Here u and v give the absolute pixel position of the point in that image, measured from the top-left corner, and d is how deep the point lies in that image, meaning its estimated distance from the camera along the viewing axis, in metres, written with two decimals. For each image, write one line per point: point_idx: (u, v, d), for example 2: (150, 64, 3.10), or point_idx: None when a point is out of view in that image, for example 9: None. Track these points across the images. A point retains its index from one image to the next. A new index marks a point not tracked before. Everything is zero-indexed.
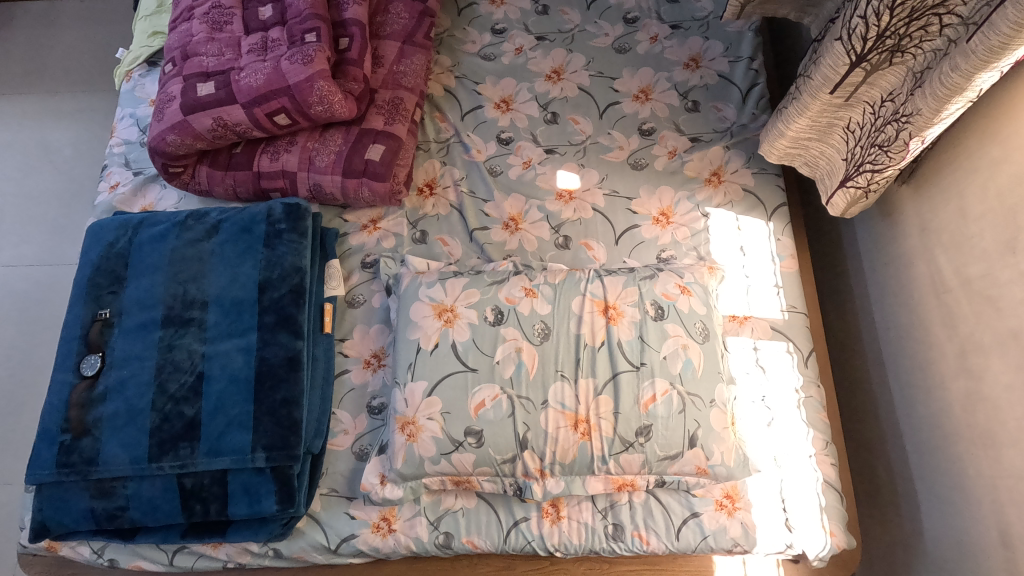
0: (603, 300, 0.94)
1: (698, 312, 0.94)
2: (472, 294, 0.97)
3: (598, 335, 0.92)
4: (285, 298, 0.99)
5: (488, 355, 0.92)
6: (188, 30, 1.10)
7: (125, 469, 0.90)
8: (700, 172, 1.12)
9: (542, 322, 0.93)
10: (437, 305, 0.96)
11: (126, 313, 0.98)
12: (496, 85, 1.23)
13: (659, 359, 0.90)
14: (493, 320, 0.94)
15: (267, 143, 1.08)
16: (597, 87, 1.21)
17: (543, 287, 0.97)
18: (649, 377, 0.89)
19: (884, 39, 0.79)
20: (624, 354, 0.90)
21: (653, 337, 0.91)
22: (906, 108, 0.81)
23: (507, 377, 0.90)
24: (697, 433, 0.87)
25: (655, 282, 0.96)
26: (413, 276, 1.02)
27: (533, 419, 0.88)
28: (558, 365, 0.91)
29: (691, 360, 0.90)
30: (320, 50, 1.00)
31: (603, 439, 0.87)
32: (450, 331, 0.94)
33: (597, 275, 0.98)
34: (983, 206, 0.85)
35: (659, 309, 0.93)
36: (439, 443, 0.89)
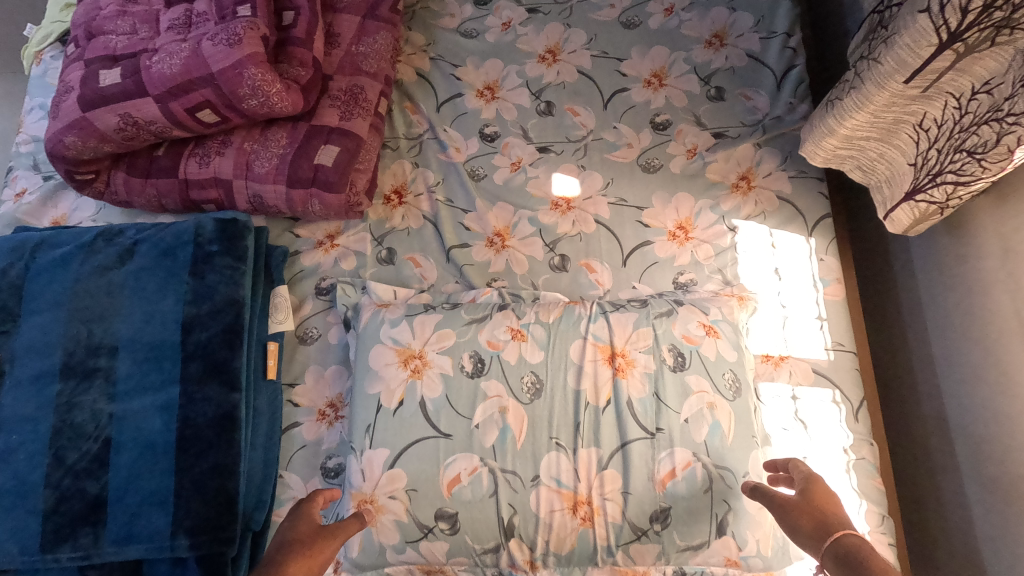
0: (610, 346, 0.76)
1: (727, 360, 0.76)
2: (446, 336, 0.78)
3: (603, 391, 0.74)
4: (216, 340, 0.81)
5: (465, 417, 0.74)
6: (95, 2, 0.89)
7: (10, 563, 0.71)
8: (725, 175, 0.92)
9: (533, 373, 0.75)
10: (403, 350, 0.78)
11: (18, 358, 0.79)
12: (479, 68, 1.02)
13: (679, 423, 0.72)
14: (472, 372, 0.76)
15: (196, 143, 0.88)
16: (600, 70, 1.00)
17: (533, 328, 0.78)
18: (665, 446, 0.71)
19: (990, 12, 0.58)
20: (635, 417, 0.72)
21: (672, 394, 0.73)
22: (1011, 104, 0.61)
23: (489, 446, 0.73)
24: (726, 517, 0.70)
25: (673, 321, 0.78)
26: (374, 310, 0.83)
27: (521, 498, 0.71)
28: (552, 429, 0.73)
29: (718, 423, 0.72)
30: (252, 26, 0.79)
31: (608, 525, 0.70)
32: (418, 384, 0.76)
33: (599, 312, 0.79)
34: None
35: (680, 358, 0.75)
36: (404, 530, 0.72)
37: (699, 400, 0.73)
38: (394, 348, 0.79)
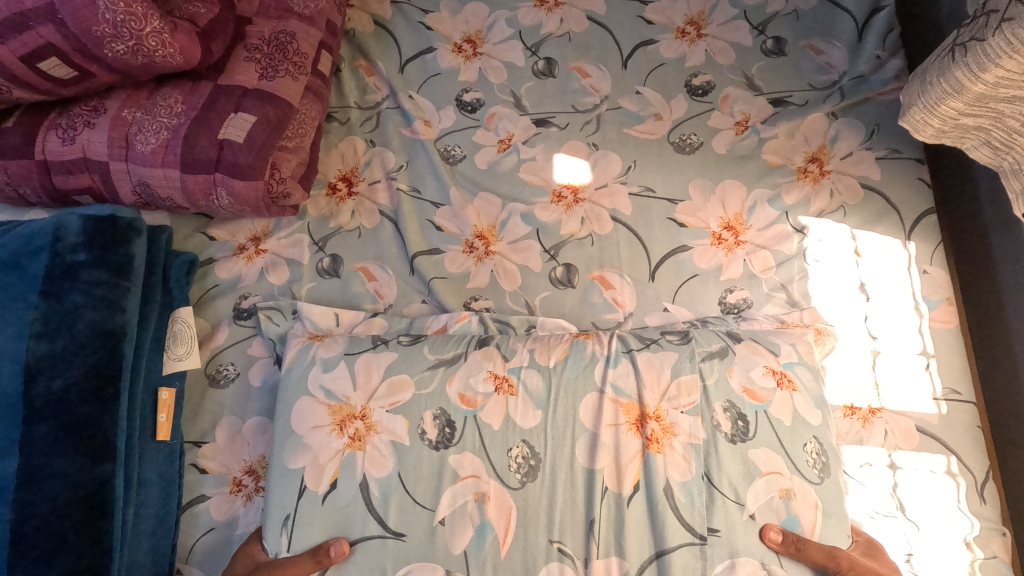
0: (637, 404, 0.53)
1: (809, 425, 0.53)
2: (400, 387, 0.54)
3: (630, 473, 0.51)
4: (75, 390, 0.56)
5: (426, 509, 0.51)
6: None
7: None
8: (788, 157, 0.68)
9: (524, 444, 0.52)
10: (338, 407, 0.54)
11: None
12: (457, 16, 0.77)
13: (741, 520, 0.50)
14: (434, 444, 0.52)
15: (58, 111, 0.63)
16: (618, 17, 0.75)
17: (527, 377, 0.54)
18: (721, 557, 0.50)
19: None
20: (677, 513, 0.50)
21: (729, 479, 0.51)
22: None
23: (460, 555, 0.50)
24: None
25: (728, 367, 0.54)
26: (304, 345, 0.58)
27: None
28: (553, 529, 0.51)
29: (796, 519, 0.51)
30: None
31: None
32: (359, 460, 0.52)
33: (621, 351, 0.56)
34: None
35: (742, 424, 0.52)
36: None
37: (768, 486, 0.51)
38: (327, 403, 0.54)
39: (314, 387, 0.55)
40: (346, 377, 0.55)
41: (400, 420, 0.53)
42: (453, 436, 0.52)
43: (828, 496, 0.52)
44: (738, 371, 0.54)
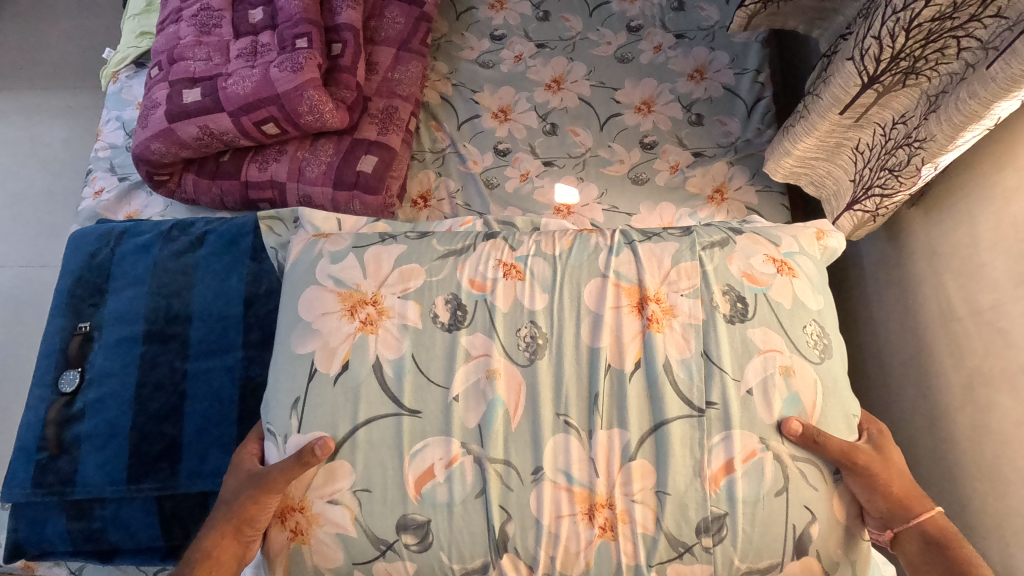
0: (638, 288, 0.75)
1: (810, 311, 0.76)
2: (410, 276, 0.77)
3: (629, 351, 0.72)
4: (272, 315, 0.96)
5: (439, 387, 0.71)
6: (175, 33, 1.06)
7: (102, 491, 0.87)
8: (702, 189, 1.09)
9: (533, 325, 0.73)
10: (348, 297, 0.76)
11: (106, 327, 0.95)
12: (494, 94, 1.19)
13: (738, 394, 0.70)
14: (446, 324, 0.74)
15: (256, 152, 1.04)
16: (598, 97, 1.17)
17: (533, 264, 0.77)
18: (717, 431, 0.69)
19: (898, 61, 0.75)
20: (676, 386, 0.70)
21: (731, 352, 0.72)
22: (919, 132, 0.77)
23: (474, 428, 0.70)
24: (807, 523, 0.68)
25: (730, 256, 0.77)
26: (315, 246, 0.82)
27: (519, 495, 0.69)
28: (560, 405, 0.71)
29: (797, 394, 0.71)
30: (311, 56, 0.97)
31: (633, 533, 0.68)
32: (371, 339, 0.74)
33: (623, 245, 0.78)
34: (997, 233, 0.82)
35: (741, 304, 0.74)
36: (355, 544, 0.69)
37: (767, 361, 0.71)
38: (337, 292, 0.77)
39: (325, 276, 0.78)
40: (355, 267, 0.78)
41: (408, 304, 0.75)
42: (463, 318, 0.74)
43: (827, 371, 0.73)
44: (738, 258, 0.77)
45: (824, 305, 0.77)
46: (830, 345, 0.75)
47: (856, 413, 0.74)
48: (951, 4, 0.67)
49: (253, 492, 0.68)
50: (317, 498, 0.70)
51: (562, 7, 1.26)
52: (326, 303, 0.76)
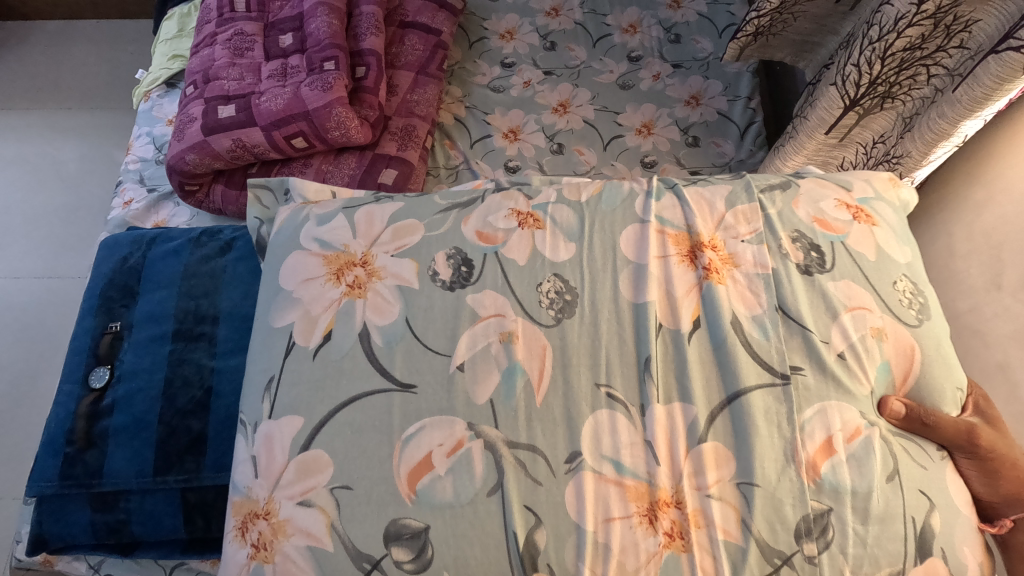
0: (686, 236, 0.74)
1: (899, 264, 0.73)
2: (408, 233, 0.76)
3: (685, 307, 0.69)
4: None
5: (443, 356, 0.68)
6: (209, 55, 1.14)
7: (128, 483, 0.89)
8: None
9: (557, 282, 0.71)
10: (334, 260, 0.74)
11: (137, 326, 1.00)
12: (505, 116, 1.27)
13: (830, 357, 0.66)
14: (447, 282, 0.72)
15: (282, 165, 1.11)
16: (602, 120, 1.25)
17: (555, 212, 0.76)
18: (809, 404, 0.65)
19: (876, 86, 0.83)
20: (751, 346, 0.67)
21: (812, 307, 0.69)
22: (897, 150, 0.85)
23: (485, 406, 0.65)
24: (926, 513, 0.62)
25: (797, 202, 0.76)
26: (297, 213, 0.80)
27: (550, 491, 0.62)
28: (601, 376, 0.66)
29: (890, 359, 0.68)
30: (339, 77, 1.06)
31: (710, 541, 0.61)
32: (360, 303, 0.71)
33: (664, 192, 0.77)
34: (970, 243, 0.89)
35: (817, 253, 0.72)
36: (330, 560, 0.62)
37: (857, 319, 0.68)
38: (324, 255, 0.75)
39: (310, 240, 0.76)
40: (344, 228, 0.76)
41: (404, 262, 0.73)
42: (469, 275, 0.72)
43: (925, 334, 0.69)
44: (805, 203, 0.76)
45: (911, 256, 0.74)
46: (926, 304, 0.71)
47: (962, 383, 0.69)
48: (920, 36, 0.76)
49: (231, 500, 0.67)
50: (284, 500, 0.64)
51: (568, 38, 1.36)
52: (311, 268, 0.74)
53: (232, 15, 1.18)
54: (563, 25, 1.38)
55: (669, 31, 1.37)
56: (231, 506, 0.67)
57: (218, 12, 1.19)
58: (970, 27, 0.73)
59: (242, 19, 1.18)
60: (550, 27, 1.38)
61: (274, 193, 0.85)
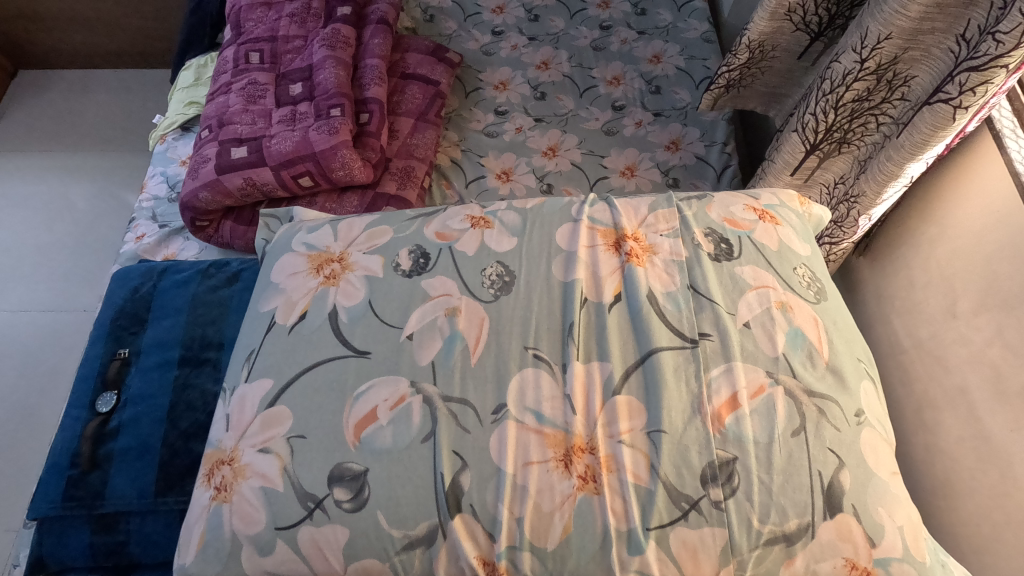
0: (613, 231, 0.82)
1: (799, 256, 0.83)
2: (378, 237, 0.83)
3: (608, 285, 0.77)
4: None
5: (394, 327, 0.75)
6: (225, 102, 1.23)
7: (129, 505, 0.90)
8: None
9: (498, 267, 0.78)
10: (316, 258, 0.82)
11: (144, 352, 1.04)
12: (498, 159, 1.35)
13: (737, 329, 0.74)
14: (407, 271, 0.79)
15: (288, 202, 1.19)
16: (588, 163, 1.34)
17: (503, 216, 0.85)
18: (717, 364, 0.71)
19: (832, 132, 0.92)
20: (665, 318, 0.74)
21: (723, 288, 0.77)
22: (854, 190, 0.93)
23: (426, 366, 0.72)
24: (832, 467, 0.67)
25: (710, 206, 0.86)
26: (291, 225, 0.88)
27: (477, 438, 0.68)
28: (528, 340, 0.73)
29: (799, 328, 0.75)
30: (344, 122, 1.15)
31: (621, 484, 0.66)
32: (333, 290, 0.78)
33: (597, 200, 0.86)
34: (927, 275, 0.96)
35: (726, 245, 0.81)
36: (279, 500, 0.66)
37: (762, 296, 0.76)
38: (308, 254, 0.82)
39: (298, 244, 0.84)
40: (327, 234, 0.84)
41: (373, 257, 0.81)
42: (426, 264, 0.80)
43: (824, 311, 0.78)
44: (718, 207, 0.85)
45: (811, 253, 0.84)
46: (823, 288, 0.81)
47: (865, 358, 0.77)
48: (865, 90, 0.86)
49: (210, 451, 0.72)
50: (247, 447, 0.70)
51: (557, 89, 1.47)
52: (296, 264, 0.82)
53: (247, 66, 1.28)
54: (552, 77, 1.49)
55: (650, 83, 1.48)
56: (203, 458, 0.73)
57: (233, 63, 1.29)
58: (909, 82, 0.83)
59: (256, 70, 1.28)
60: (540, 78, 1.49)
61: (280, 220, 0.93)
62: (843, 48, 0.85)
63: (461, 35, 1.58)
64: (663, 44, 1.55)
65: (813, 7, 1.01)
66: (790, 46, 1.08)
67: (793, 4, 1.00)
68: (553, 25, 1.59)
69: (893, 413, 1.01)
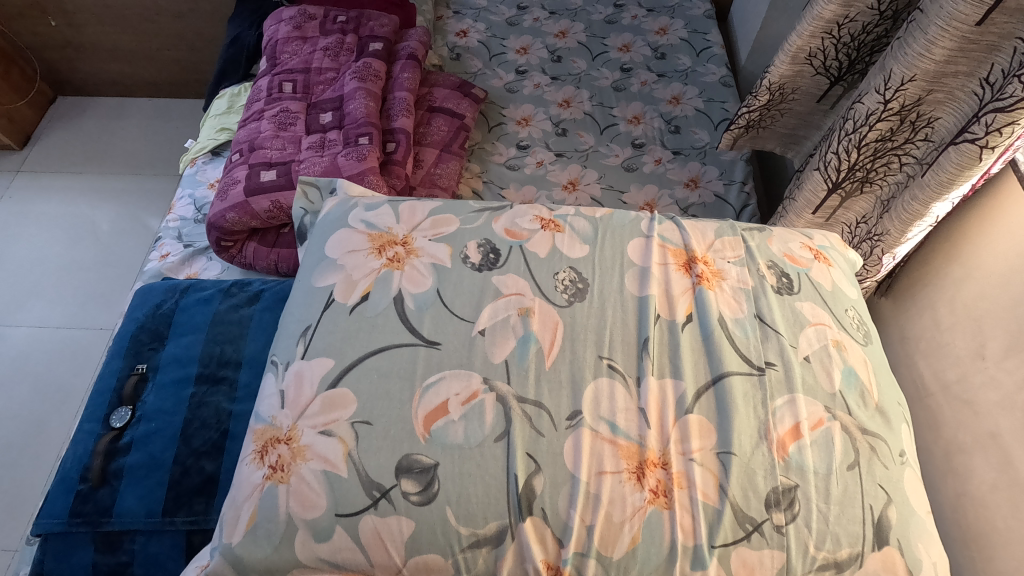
0: (684, 251, 0.82)
1: (850, 299, 0.83)
2: (443, 229, 0.83)
3: (680, 304, 0.77)
4: None
5: (467, 321, 0.74)
6: (256, 128, 1.27)
7: (136, 524, 0.87)
8: None
9: (571, 274, 0.79)
10: (378, 238, 0.81)
11: (162, 369, 1.01)
12: (519, 191, 1.37)
13: (800, 361, 0.74)
14: (476, 264, 0.79)
15: None
16: (608, 198, 1.36)
17: (573, 222, 0.85)
18: (781, 394, 0.71)
19: (854, 172, 0.93)
20: (734, 344, 0.74)
21: (785, 320, 0.77)
22: (877, 229, 0.94)
23: (500, 364, 0.71)
24: (883, 504, 0.67)
25: (770, 239, 0.86)
26: (345, 203, 0.87)
27: (551, 442, 0.67)
28: (603, 349, 0.73)
29: (852, 367, 0.75)
30: (373, 150, 1.19)
31: (690, 501, 0.65)
32: (398, 274, 0.78)
33: (665, 218, 0.87)
34: (953, 317, 0.95)
35: (787, 279, 0.81)
36: (343, 486, 0.65)
37: (820, 332, 0.76)
38: (369, 234, 0.82)
39: (357, 221, 0.84)
40: (389, 215, 0.84)
41: (440, 246, 0.81)
42: (496, 260, 0.80)
43: (872, 352, 0.79)
44: (778, 241, 0.86)
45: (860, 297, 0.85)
46: (869, 332, 0.81)
47: (902, 402, 0.77)
48: (889, 130, 0.87)
49: (262, 427, 0.70)
50: (307, 428, 0.68)
51: (578, 126, 1.50)
52: (356, 243, 0.81)
53: (279, 95, 1.33)
54: (574, 114, 1.53)
55: (670, 123, 1.51)
56: (252, 433, 0.71)
57: (267, 92, 1.33)
58: (932, 123, 0.84)
59: (288, 98, 1.32)
60: (562, 115, 1.53)
61: (321, 191, 0.93)
62: (866, 90, 0.87)
63: (486, 72, 1.63)
64: (682, 86, 1.59)
65: (834, 52, 1.02)
66: (810, 89, 1.10)
67: (813, 49, 1.02)
68: (576, 66, 1.65)
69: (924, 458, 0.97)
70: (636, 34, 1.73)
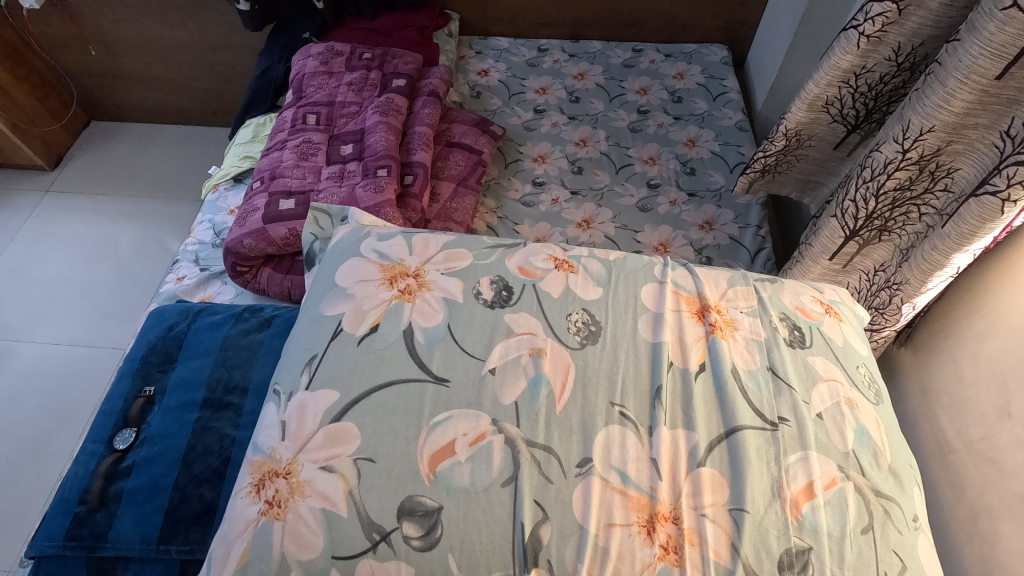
0: (697, 298, 0.81)
1: (860, 355, 0.81)
2: (455, 264, 0.83)
3: (693, 353, 0.75)
4: None
5: (478, 359, 0.73)
6: (279, 157, 1.30)
7: (130, 550, 0.85)
8: None
9: (585, 316, 0.78)
10: (390, 269, 0.82)
11: (169, 392, 1.01)
12: (533, 227, 1.38)
13: (813, 418, 0.72)
14: (489, 301, 0.79)
15: None
16: (622, 237, 1.36)
17: (586, 263, 0.85)
18: (794, 450, 0.69)
19: (872, 220, 0.93)
20: (747, 396, 0.72)
21: (798, 375, 0.75)
22: (896, 277, 0.92)
23: (510, 406, 0.70)
24: (898, 572, 0.64)
25: (781, 291, 0.85)
26: (358, 232, 0.88)
27: (560, 490, 0.65)
28: (615, 396, 0.71)
29: (864, 427, 0.72)
30: (391, 182, 1.21)
31: (702, 560, 0.63)
32: (408, 306, 0.78)
33: (678, 265, 0.86)
34: (976, 370, 0.92)
35: (798, 333, 0.79)
36: (343, 526, 0.63)
37: (832, 389, 0.74)
38: (380, 265, 0.82)
39: (369, 251, 0.84)
40: (402, 247, 0.85)
41: (453, 281, 0.81)
42: (509, 297, 0.79)
43: (884, 412, 0.76)
44: (789, 294, 0.84)
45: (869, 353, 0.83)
46: (880, 390, 0.79)
47: (914, 463, 0.75)
48: (908, 179, 0.87)
49: (261, 459, 0.69)
50: (307, 463, 0.67)
51: (594, 165, 1.52)
52: (366, 274, 0.81)
53: (303, 126, 1.36)
54: (590, 153, 1.54)
55: (685, 165, 1.52)
56: (248, 465, 0.69)
57: (291, 123, 1.37)
58: (952, 173, 0.84)
59: (312, 130, 1.35)
60: (578, 154, 1.54)
61: (331, 218, 0.94)
62: (884, 138, 0.87)
63: (505, 110, 1.67)
64: (698, 129, 1.61)
65: (851, 101, 1.02)
66: (827, 136, 1.11)
67: (830, 97, 1.02)
68: (593, 107, 1.67)
69: (949, 517, 0.93)
70: (653, 78, 1.77)
